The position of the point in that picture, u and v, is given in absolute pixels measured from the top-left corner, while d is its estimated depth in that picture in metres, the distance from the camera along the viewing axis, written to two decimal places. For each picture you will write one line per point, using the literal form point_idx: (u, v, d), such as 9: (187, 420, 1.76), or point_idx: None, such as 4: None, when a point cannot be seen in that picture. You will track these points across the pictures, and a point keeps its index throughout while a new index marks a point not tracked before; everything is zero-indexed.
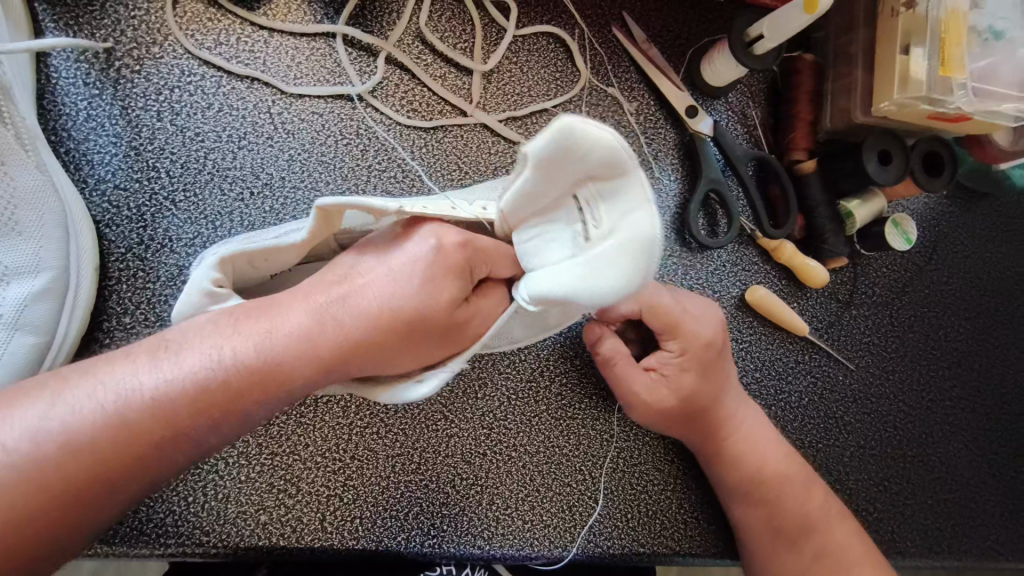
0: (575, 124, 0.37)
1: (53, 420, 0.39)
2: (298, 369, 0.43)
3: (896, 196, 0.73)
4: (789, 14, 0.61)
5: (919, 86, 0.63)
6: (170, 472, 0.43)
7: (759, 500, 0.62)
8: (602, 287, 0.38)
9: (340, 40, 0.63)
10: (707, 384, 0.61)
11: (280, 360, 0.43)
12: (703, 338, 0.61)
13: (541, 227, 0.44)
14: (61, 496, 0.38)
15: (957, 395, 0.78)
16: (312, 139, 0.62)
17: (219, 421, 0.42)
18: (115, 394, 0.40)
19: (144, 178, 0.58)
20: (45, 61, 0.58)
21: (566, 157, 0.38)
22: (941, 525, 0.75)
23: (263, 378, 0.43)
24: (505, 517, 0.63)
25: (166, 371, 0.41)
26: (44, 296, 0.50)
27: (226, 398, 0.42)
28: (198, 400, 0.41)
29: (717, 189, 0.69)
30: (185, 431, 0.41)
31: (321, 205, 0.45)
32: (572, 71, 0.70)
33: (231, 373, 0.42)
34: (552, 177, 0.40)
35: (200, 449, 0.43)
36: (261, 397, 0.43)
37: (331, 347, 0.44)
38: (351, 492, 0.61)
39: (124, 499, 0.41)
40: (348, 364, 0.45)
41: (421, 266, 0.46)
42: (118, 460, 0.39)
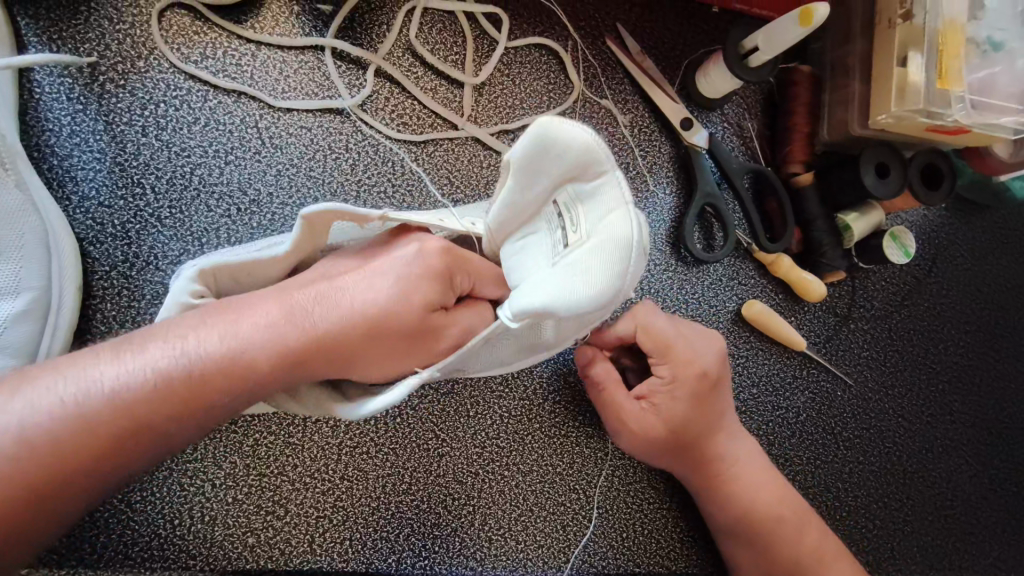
0: (554, 125, 0.38)
1: (11, 414, 0.37)
2: (266, 363, 0.41)
3: (894, 208, 0.72)
4: (784, 26, 0.60)
5: (917, 99, 0.62)
6: (134, 470, 0.41)
7: (748, 532, 0.61)
8: (582, 291, 0.37)
9: (329, 53, 0.63)
10: (698, 413, 0.60)
11: (249, 353, 0.41)
12: (697, 366, 0.59)
13: (521, 240, 0.43)
14: (15, 494, 0.36)
15: (957, 410, 0.77)
16: (300, 154, 0.61)
17: (185, 418, 0.40)
18: (76, 387, 0.38)
19: (129, 195, 0.58)
20: (28, 76, 0.57)
21: (546, 156, 0.39)
22: (942, 542, 0.74)
23: (230, 371, 0.41)
24: (498, 537, 0.62)
25: (129, 364, 0.39)
26: (24, 317, 0.49)
27: (191, 393, 0.40)
28: (161, 393, 0.39)
29: (712, 203, 0.68)
30: (149, 427, 0.40)
31: (306, 215, 0.43)
32: (565, 84, 0.69)
33: (195, 365, 0.40)
34: (532, 180, 0.40)
35: (166, 447, 0.41)
36: (228, 392, 0.41)
37: (300, 341, 0.42)
38: (341, 514, 0.60)
39: (88, 495, 0.39)
40: (319, 361, 0.43)
41: (399, 268, 0.45)
42: (76, 456, 0.38)
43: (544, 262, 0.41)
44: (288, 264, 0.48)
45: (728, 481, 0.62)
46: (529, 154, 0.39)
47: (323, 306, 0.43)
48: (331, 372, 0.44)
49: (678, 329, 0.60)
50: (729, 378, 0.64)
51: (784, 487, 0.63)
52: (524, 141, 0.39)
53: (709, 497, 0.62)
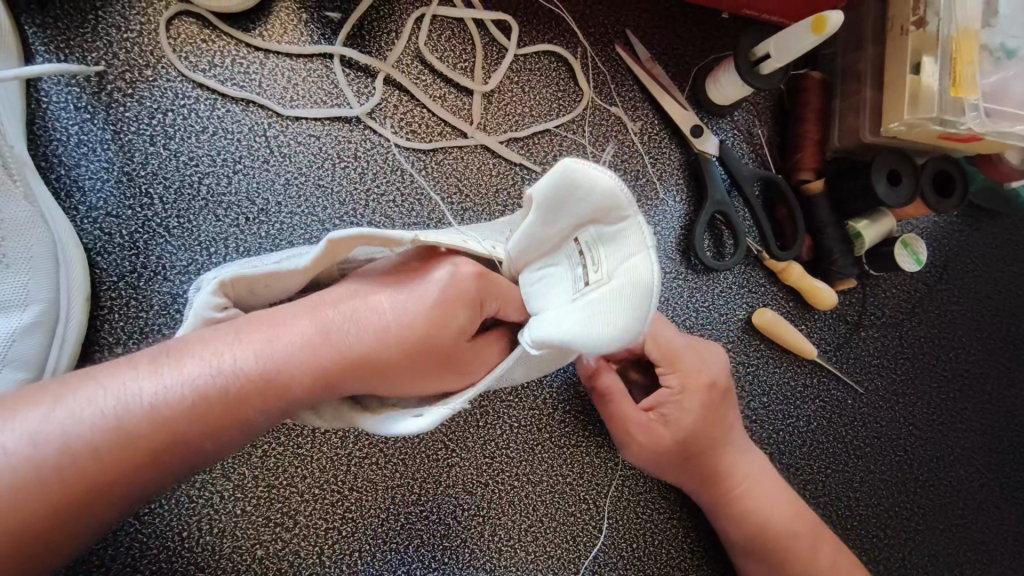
0: (575, 165, 0.37)
1: (53, 424, 0.37)
2: (300, 381, 0.42)
3: (905, 216, 0.71)
4: (796, 33, 0.60)
5: (932, 105, 0.62)
6: (165, 482, 0.41)
7: (758, 544, 0.61)
8: (598, 333, 0.36)
9: (337, 61, 0.62)
10: (707, 423, 0.60)
11: (285, 370, 0.42)
12: (705, 376, 0.59)
13: (545, 270, 0.43)
14: (50, 506, 0.36)
15: (968, 418, 0.76)
16: (309, 162, 0.61)
17: (220, 433, 0.41)
18: (116, 399, 0.38)
19: (137, 205, 0.57)
20: (36, 86, 0.56)
21: (567, 199, 0.38)
22: (952, 551, 0.73)
23: (266, 387, 0.41)
24: (508, 548, 0.62)
25: (168, 378, 0.39)
26: (33, 330, 0.49)
27: (228, 408, 0.40)
28: (199, 407, 0.39)
29: (723, 211, 0.68)
30: (185, 440, 0.39)
31: (334, 238, 0.43)
32: (575, 91, 0.68)
33: (233, 380, 0.40)
34: (553, 219, 0.40)
35: (197, 461, 0.41)
36: (264, 406, 0.41)
37: (335, 357, 0.43)
38: (350, 525, 0.59)
39: (120, 505, 0.39)
40: (353, 377, 0.44)
41: (433, 292, 0.45)
42: (114, 469, 0.38)
43: (567, 296, 0.40)
44: (306, 279, 0.48)
45: (740, 493, 0.61)
46: (549, 193, 0.39)
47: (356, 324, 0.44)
48: (357, 390, 0.45)
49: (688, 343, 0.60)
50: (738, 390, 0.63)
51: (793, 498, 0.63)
52: (546, 180, 0.38)
53: (722, 509, 0.62)
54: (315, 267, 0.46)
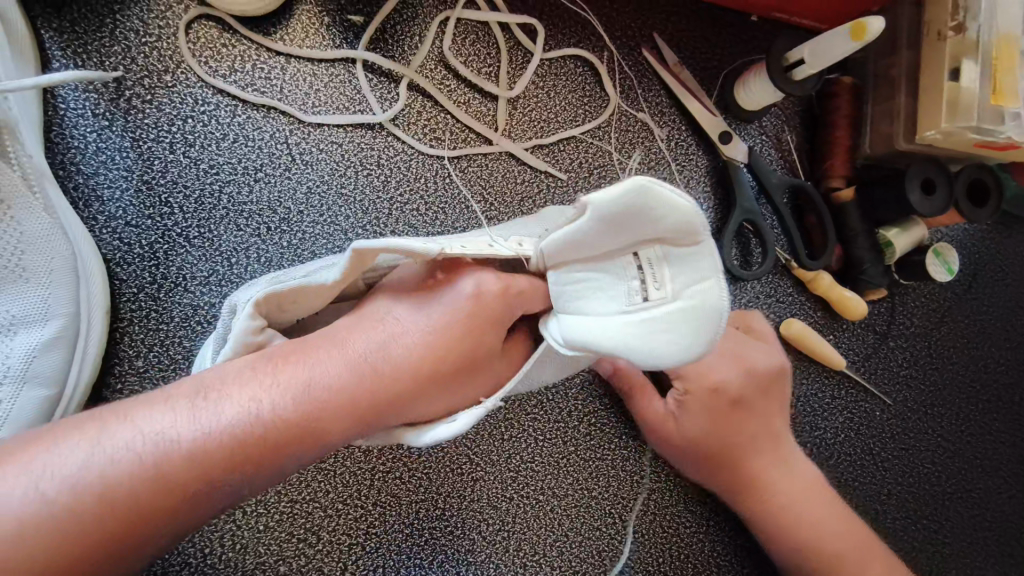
0: (656, 186, 0.34)
1: (91, 468, 0.36)
2: (337, 422, 0.41)
3: (937, 224, 0.70)
4: (832, 40, 0.58)
5: (970, 115, 0.61)
6: (199, 522, 0.40)
7: (798, 554, 0.60)
8: (660, 355, 0.36)
9: (360, 66, 0.61)
10: (725, 431, 0.59)
11: (318, 409, 0.40)
12: (714, 383, 0.58)
13: (583, 276, 0.41)
14: (87, 550, 0.35)
15: (997, 429, 0.75)
16: (331, 170, 0.59)
17: (255, 473, 0.39)
18: (153, 443, 0.37)
19: (156, 215, 0.56)
20: (53, 93, 0.55)
21: (639, 220, 0.36)
22: (982, 564, 0.72)
23: (302, 431, 0.40)
24: (532, 564, 0.61)
25: (205, 421, 0.38)
26: (53, 346, 0.48)
27: (263, 450, 0.39)
28: (234, 452, 0.38)
29: (751, 219, 0.66)
30: (220, 484, 0.38)
31: (360, 247, 0.42)
32: (601, 96, 0.67)
33: (269, 425, 0.39)
34: (614, 235, 0.38)
35: (232, 498, 0.40)
36: (298, 449, 0.40)
37: (370, 398, 0.42)
38: (374, 540, 0.58)
39: (156, 546, 0.38)
40: (386, 415, 0.43)
41: (462, 312, 0.45)
42: (149, 512, 0.37)
43: (616, 307, 0.39)
44: (333, 295, 0.46)
45: (772, 506, 0.60)
46: (617, 209, 0.36)
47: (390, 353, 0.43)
48: (395, 422, 0.44)
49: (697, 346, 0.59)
50: (785, 388, 0.62)
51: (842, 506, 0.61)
52: (614, 196, 0.35)
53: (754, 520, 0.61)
54: (340, 279, 0.45)
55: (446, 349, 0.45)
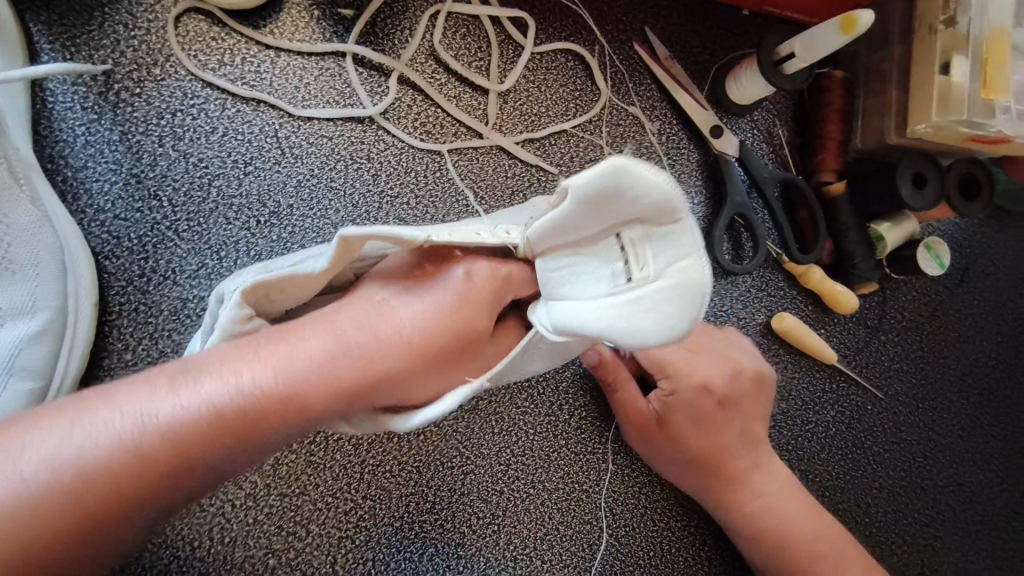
0: (632, 167, 0.34)
1: (71, 446, 0.36)
2: (320, 398, 0.41)
3: (929, 218, 0.70)
4: (823, 33, 0.58)
5: (960, 108, 0.60)
6: (183, 498, 0.40)
7: (774, 553, 0.60)
8: (644, 332, 0.35)
9: (350, 59, 0.60)
10: (709, 429, 0.60)
11: (299, 385, 0.40)
12: (697, 378, 0.59)
13: (571, 260, 0.41)
14: (65, 530, 0.35)
15: (988, 423, 0.75)
16: (321, 164, 0.59)
17: (236, 452, 0.40)
18: (132, 421, 0.37)
19: (145, 208, 0.56)
20: (41, 86, 0.55)
21: (617, 200, 0.35)
22: (972, 558, 0.72)
23: (282, 407, 0.40)
24: (523, 557, 0.61)
25: (185, 398, 0.38)
26: (40, 339, 0.48)
27: (244, 426, 0.39)
28: (215, 428, 0.38)
29: (742, 213, 0.66)
30: (202, 460, 0.39)
31: (346, 235, 0.41)
32: (592, 90, 0.67)
33: (249, 401, 0.39)
34: (594, 217, 0.37)
35: (212, 477, 0.40)
36: (280, 425, 0.40)
37: (352, 375, 0.41)
38: (363, 534, 0.58)
39: (141, 523, 0.39)
40: (370, 393, 0.42)
41: (453, 295, 0.46)
42: (130, 488, 0.37)
43: (602, 290, 0.39)
44: (321, 283, 0.46)
45: (751, 506, 0.60)
46: (594, 193, 0.36)
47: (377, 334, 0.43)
48: (380, 403, 0.44)
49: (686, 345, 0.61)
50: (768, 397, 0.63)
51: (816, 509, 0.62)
52: (591, 178, 0.35)
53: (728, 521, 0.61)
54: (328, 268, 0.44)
55: (433, 333, 0.45)
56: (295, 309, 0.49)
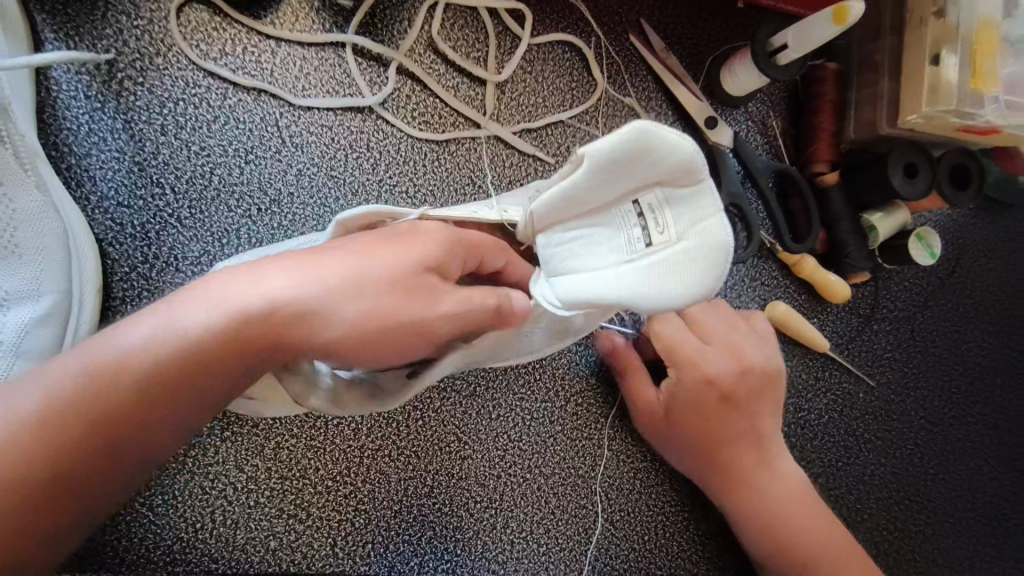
0: (654, 131, 0.37)
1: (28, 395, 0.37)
2: (260, 325, 0.40)
3: (919, 209, 0.71)
4: (814, 23, 0.59)
5: (950, 99, 0.62)
6: (155, 445, 0.40)
7: (767, 541, 0.61)
8: (664, 296, 0.38)
9: (350, 50, 0.61)
10: (716, 421, 0.61)
11: (238, 313, 0.40)
12: (705, 370, 0.60)
13: (575, 233, 0.44)
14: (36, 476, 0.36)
15: (979, 412, 0.76)
16: (321, 153, 0.60)
17: (178, 402, 0.39)
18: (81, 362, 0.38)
19: (148, 195, 0.57)
20: (45, 75, 0.56)
21: (638, 164, 0.39)
22: (963, 544, 0.73)
23: (227, 333, 0.39)
24: (520, 541, 0.62)
25: (124, 336, 0.39)
26: (47, 322, 0.49)
27: (190, 361, 0.39)
28: (160, 363, 0.38)
29: (737, 203, 0.67)
30: (154, 396, 0.39)
31: (341, 218, 0.48)
32: (589, 81, 0.68)
33: (190, 332, 0.39)
34: (613, 183, 0.40)
35: (179, 422, 0.40)
36: (232, 356, 0.40)
37: (300, 304, 0.41)
38: (362, 517, 0.59)
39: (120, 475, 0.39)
40: (324, 321, 0.41)
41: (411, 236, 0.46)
42: (83, 431, 0.37)
43: (617, 258, 0.41)
44: None
45: (750, 500, 0.61)
46: (618, 155, 0.38)
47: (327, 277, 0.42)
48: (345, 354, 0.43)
49: (697, 336, 0.61)
50: (778, 396, 0.63)
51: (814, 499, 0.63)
52: (611, 143, 0.38)
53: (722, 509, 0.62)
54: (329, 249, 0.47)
55: (394, 279, 0.43)
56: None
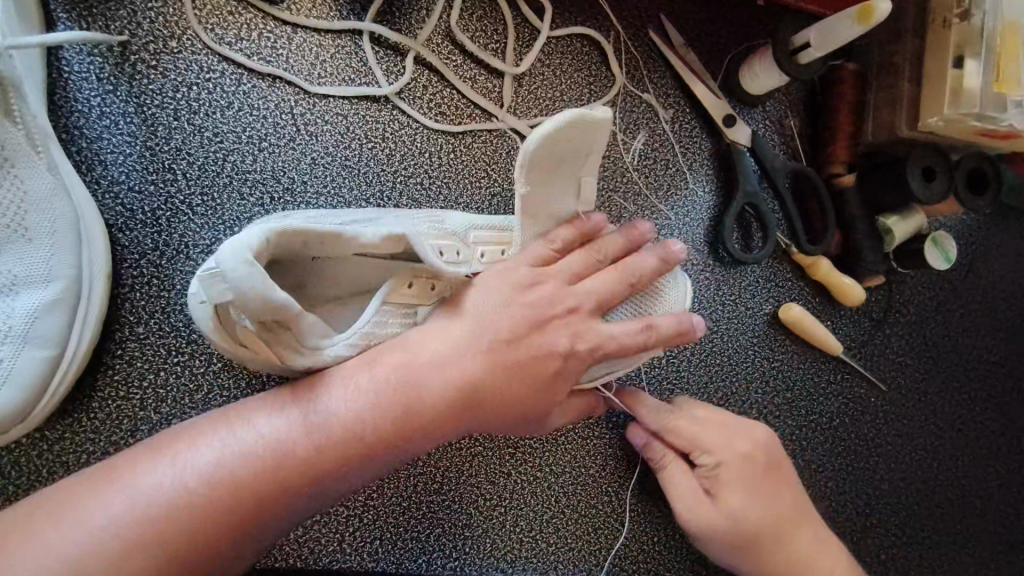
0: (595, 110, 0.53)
1: (209, 455, 0.42)
2: (401, 416, 0.46)
3: (935, 212, 0.70)
4: (840, 22, 0.59)
5: (971, 103, 0.62)
6: (319, 505, 0.45)
7: None
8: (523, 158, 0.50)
9: (367, 38, 0.60)
10: (753, 498, 0.58)
11: (341, 429, 0.44)
12: (733, 449, 0.59)
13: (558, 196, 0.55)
14: (227, 521, 0.40)
15: (989, 418, 0.76)
16: (336, 142, 0.59)
17: (328, 481, 0.44)
18: (242, 446, 0.42)
19: (159, 180, 0.55)
20: (57, 54, 0.54)
21: (572, 148, 0.52)
22: (971, 551, 0.73)
23: (314, 442, 0.43)
24: (529, 539, 0.61)
25: (275, 427, 0.43)
26: (55, 308, 0.48)
27: (258, 476, 0.41)
28: (253, 471, 0.41)
29: (753, 203, 0.67)
30: (331, 469, 0.43)
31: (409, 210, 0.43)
32: (606, 76, 0.67)
33: (260, 453, 0.42)
34: (555, 175, 0.53)
35: (338, 488, 0.45)
36: (336, 470, 0.44)
37: (350, 437, 0.44)
38: (371, 513, 0.58)
39: (291, 518, 0.44)
40: (474, 402, 0.49)
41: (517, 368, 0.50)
42: (275, 495, 0.42)
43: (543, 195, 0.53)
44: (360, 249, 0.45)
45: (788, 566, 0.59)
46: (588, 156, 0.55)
47: (454, 395, 0.47)
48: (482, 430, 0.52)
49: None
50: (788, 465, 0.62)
51: (851, 563, 0.61)
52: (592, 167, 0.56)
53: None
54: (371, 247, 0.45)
55: (384, 424, 0.45)
56: (320, 260, 0.47)
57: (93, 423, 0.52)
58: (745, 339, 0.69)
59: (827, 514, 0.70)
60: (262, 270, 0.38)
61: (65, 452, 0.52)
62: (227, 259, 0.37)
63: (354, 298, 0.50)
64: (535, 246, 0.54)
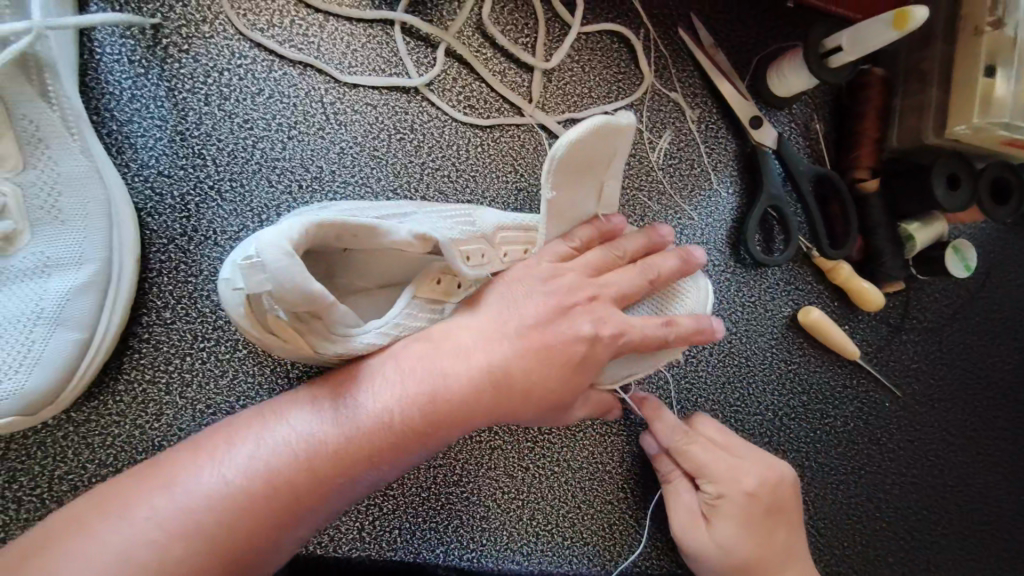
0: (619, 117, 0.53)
1: (245, 455, 0.42)
2: (432, 412, 0.46)
3: (956, 220, 0.71)
4: (872, 29, 0.58)
5: (1002, 112, 0.62)
6: (353, 498, 0.46)
7: None
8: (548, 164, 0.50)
9: (398, 28, 0.60)
10: (749, 536, 0.59)
11: (372, 425, 0.44)
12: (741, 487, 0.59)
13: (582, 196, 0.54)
14: (267, 519, 0.41)
15: (1001, 426, 0.76)
16: (365, 132, 0.59)
17: (361, 475, 0.44)
18: (276, 444, 0.42)
19: (189, 166, 0.55)
20: (90, 36, 0.54)
21: (599, 150, 0.51)
22: (978, 556, 0.74)
23: (347, 438, 0.43)
24: (545, 534, 0.62)
25: (308, 426, 0.44)
26: (87, 290, 0.48)
27: (296, 472, 0.42)
28: (289, 468, 0.42)
29: (777, 206, 0.67)
30: (364, 464, 0.44)
31: None
32: (635, 73, 0.67)
33: (296, 451, 0.42)
34: (580, 176, 0.52)
35: (371, 482, 0.46)
36: (369, 464, 0.44)
37: (382, 431, 0.44)
38: (391, 502, 0.59)
39: (326, 512, 0.44)
40: (503, 397, 0.49)
41: (546, 360, 0.50)
42: (312, 491, 0.42)
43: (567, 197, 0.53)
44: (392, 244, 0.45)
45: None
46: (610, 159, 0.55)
47: (482, 391, 0.48)
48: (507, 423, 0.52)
49: (723, 448, 0.61)
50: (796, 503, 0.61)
51: None
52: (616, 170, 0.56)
53: None
54: (404, 246, 0.45)
55: (415, 420, 0.45)
56: (351, 252, 0.47)
57: (119, 406, 0.53)
58: (763, 342, 0.70)
59: (838, 516, 0.71)
60: (300, 262, 0.38)
61: (90, 434, 0.52)
62: (267, 249, 0.37)
63: (381, 290, 0.51)
64: (554, 244, 0.55)
